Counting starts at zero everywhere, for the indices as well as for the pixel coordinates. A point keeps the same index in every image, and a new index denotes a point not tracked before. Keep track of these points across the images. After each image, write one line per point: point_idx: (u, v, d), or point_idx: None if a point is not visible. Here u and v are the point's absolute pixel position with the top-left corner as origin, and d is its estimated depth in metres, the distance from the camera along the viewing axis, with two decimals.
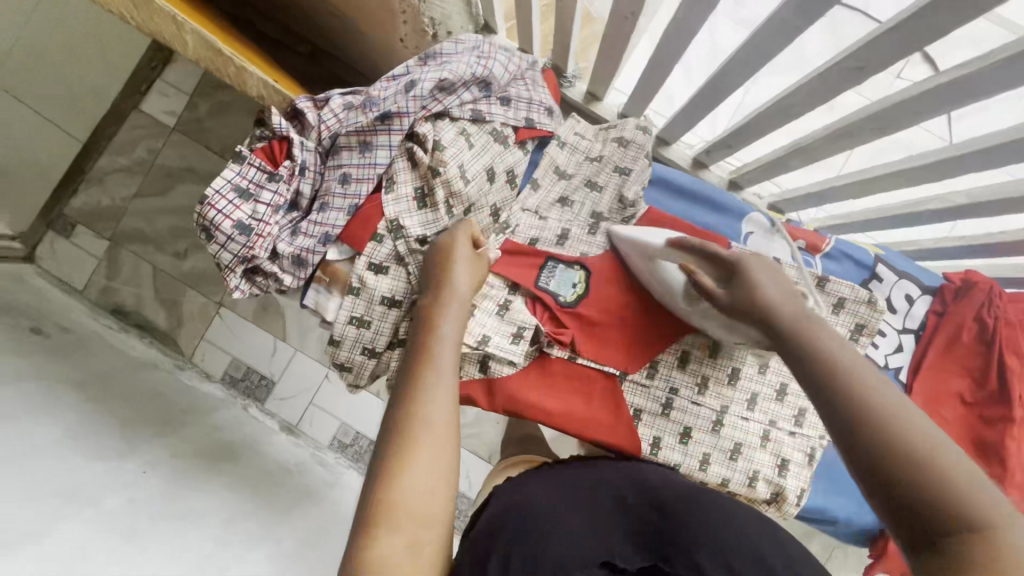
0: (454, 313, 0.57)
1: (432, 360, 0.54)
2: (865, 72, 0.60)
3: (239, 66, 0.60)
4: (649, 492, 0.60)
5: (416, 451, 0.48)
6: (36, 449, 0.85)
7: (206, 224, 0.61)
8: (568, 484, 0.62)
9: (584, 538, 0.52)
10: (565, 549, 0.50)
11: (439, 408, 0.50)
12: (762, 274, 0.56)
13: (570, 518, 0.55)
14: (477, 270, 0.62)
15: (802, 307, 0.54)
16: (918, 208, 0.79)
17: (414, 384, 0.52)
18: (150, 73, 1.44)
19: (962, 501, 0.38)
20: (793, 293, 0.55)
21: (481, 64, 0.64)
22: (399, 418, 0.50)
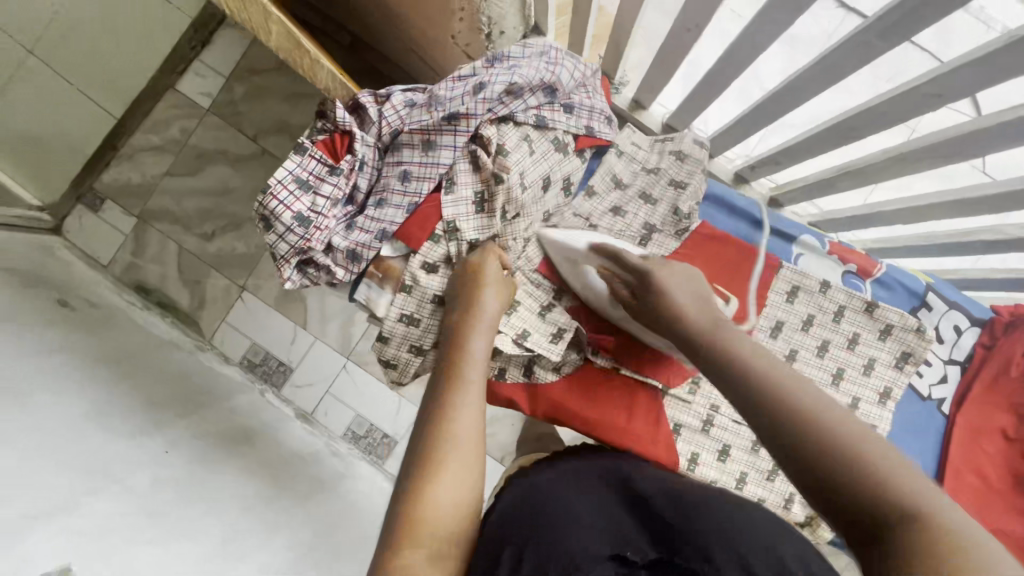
0: (484, 329, 0.57)
1: (463, 373, 0.53)
2: (943, 100, 0.59)
3: (315, 59, 0.61)
4: (667, 493, 0.54)
5: (443, 466, 0.47)
6: (67, 420, 0.85)
7: (266, 213, 0.61)
8: (583, 484, 0.57)
9: (592, 532, 0.46)
10: (573, 545, 0.44)
11: (468, 423, 0.50)
12: (672, 277, 0.56)
13: (583, 514, 0.49)
14: (506, 290, 0.62)
15: (717, 313, 0.52)
16: (970, 236, 0.79)
17: (446, 395, 0.52)
18: (188, 52, 1.42)
19: (892, 489, 0.33)
20: (700, 297, 0.54)
21: (550, 69, 0.63)
22: (430, 431, 0.49)
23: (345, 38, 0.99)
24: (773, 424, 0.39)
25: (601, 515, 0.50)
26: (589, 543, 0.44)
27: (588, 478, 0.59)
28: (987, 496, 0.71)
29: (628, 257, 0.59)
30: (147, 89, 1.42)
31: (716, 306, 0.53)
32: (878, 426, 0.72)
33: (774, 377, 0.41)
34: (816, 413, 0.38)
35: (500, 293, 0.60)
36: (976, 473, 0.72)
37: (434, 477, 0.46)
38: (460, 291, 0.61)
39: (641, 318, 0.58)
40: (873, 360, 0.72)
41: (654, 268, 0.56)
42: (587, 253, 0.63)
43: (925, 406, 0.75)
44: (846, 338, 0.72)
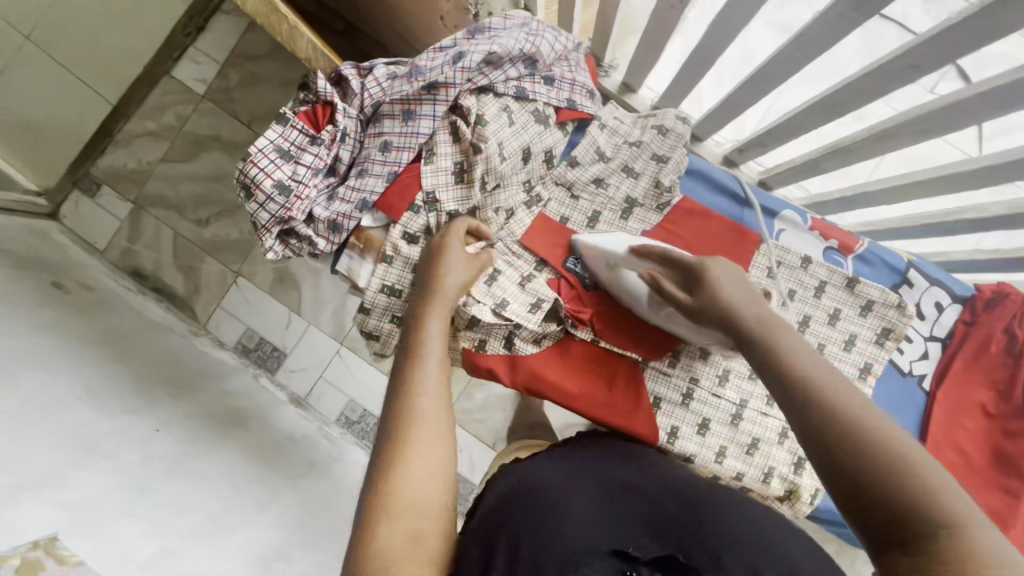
0: (441, 305, 0.58)
1: (422, 350, 0.54)
2: (919, 71, 0.59)
3: (292, 25, 0.61)
4: (661, 488, 0.55)
5: (408, 445, 0.48)
6: (58, 397, 0.86)
7: (247, 181, 0.61)
8: (574, 474, 0.57)
9: (593, 526, 0.46)
10: (570, 538, 0.44)
11: (433, 398, 0.51)
12: (723, 276, 0.55)
13: (575, 504, 0.50)
14: (472, 262, 0.62)
15: (771, 314, 0.52)
16: (954, 216, 0.78)
17: (409, 376, 0.52)
18: (184, 39, 1.43)
19: (930, 500, 0.35)
20: (755, 296, 0.53)
21: (530, 41, 0.63)
22: (394, 413, 0.50)
23: (339, 24, 0.96)
24: (824, 434, 0.40)
25: (595, 506, 0.51)
26: (587, 539, 0.44)
27: (576, 467, 0.59)
28: (967, 472, 0.71)
29: (677, 254, 0.59)
30: (142, 75, 1.43)
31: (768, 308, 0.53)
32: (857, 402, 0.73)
33: (826, 384, 0.43)
34: (872, 432, 0.39)
35: (462, 265, 0.61)
36: (957, 450, 0.72)
37: (402, 456, 0.47)
38: (424, 268, 0.61)
39: (689, 315, 0.57)
40: (854, 336, 0.73)
41: (708, 265, 0.56)
42: (626, 257, 0.64)
43: (906, 381, 0.75)
44: (827, 314, 0.73)
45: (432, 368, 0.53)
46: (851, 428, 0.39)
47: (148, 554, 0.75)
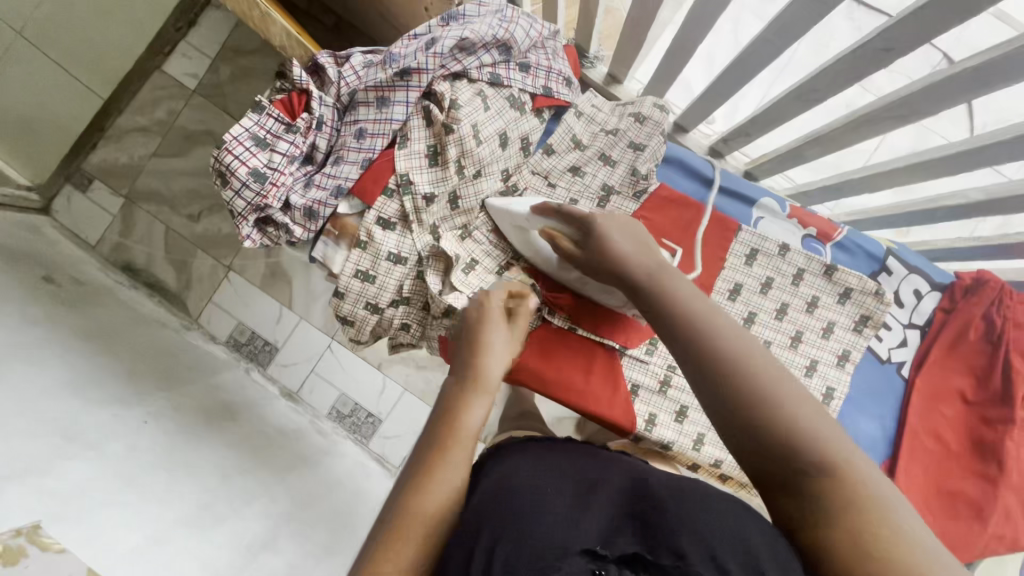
0: (483, 394, 0.55)
1: (457, 435, 0.52)
2: (892, 54, 0.59)
3: (264, 12, 0.62)
4: (634, 478, 0.51)
5: (407, 537, 0.45)
6: (44, 388, 0.86)
7: (222, 169, 0.61)
8: (546, 463, 0.54)
9: (567, 523, 0.42)
10: (539, 540, 0.40)
11: (449, 490, 0.48)
12: (612, 226, 0.55)
13: (550, 496, 0.46)
14: (509, 339, 0.61)
15: (661, 262, 0.53)
16: (936, 203, 0.78)
17: (432, 456, 0.50)
18: (174, 34, 1.42)
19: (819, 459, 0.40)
20: (646, 247, 0.53)
21: (504, 27, 0.63)
22: (410, 497, 0.47)
23: (330, 20, 0.98)
24: (737, 412, 0.42)
25: (568, 496, 0.47)
26: (558, 535, 0.41)
27: (548, 458, 0.55)
28: (946, 459, 0.71)
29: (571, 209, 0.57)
30: (132, 69, 1.43)
31: (660, 255, 0.54)
32: (836, 389, 0.73)
33: (732, 349, 0.44)
34: (764, 382, 0.43)
35: (502, 344, 0.60)
36: (937, 439, 0.72)
37: (399, 544, 0.44)
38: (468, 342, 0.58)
39: (587, 268, 0.57)
40: (833, 323, 0.73)
41: (597, 218, 0.55)
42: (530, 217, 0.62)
43: (885, 369, 0.75)
44: (805, 302, 0.73)
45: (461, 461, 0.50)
46: (745, 384, 0.43)
47: (134, 543, 0.75)
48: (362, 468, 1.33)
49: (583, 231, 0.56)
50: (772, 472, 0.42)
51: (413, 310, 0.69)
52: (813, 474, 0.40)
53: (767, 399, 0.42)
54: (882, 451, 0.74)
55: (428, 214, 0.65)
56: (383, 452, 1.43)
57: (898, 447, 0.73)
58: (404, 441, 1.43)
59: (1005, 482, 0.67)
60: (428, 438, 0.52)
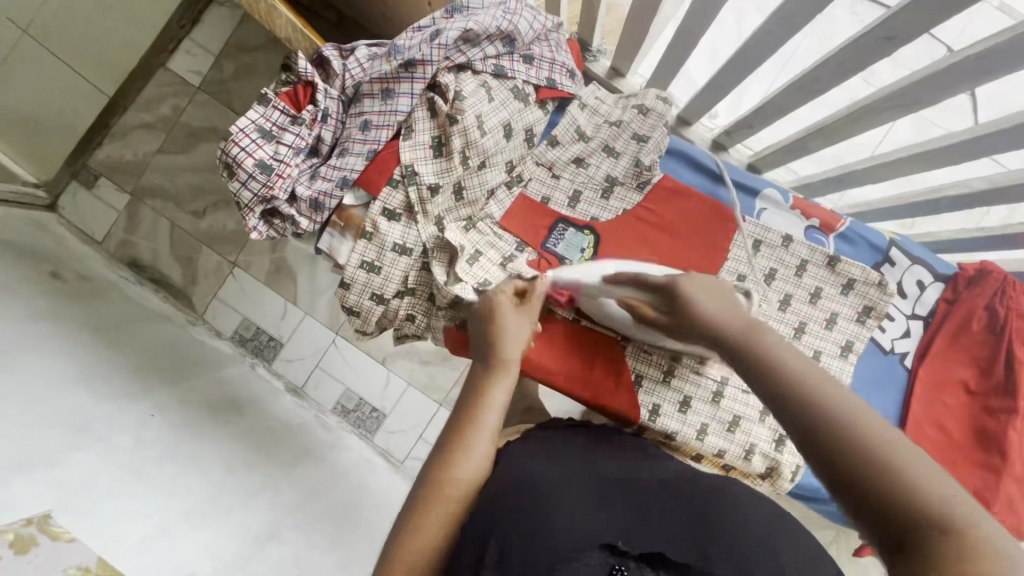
0: (506, 378, 0.58)
1: (479, 416, 0.55)
2: (895, 43, 0.59)
3: (269, 5, 0.63)
4: (653, 483, 0.54)
5: (442, 508, 0.49)
6: (53, 381, 0.87)
7: (228, 160, 0.61)
8: (563, 462, 0.55)
9: (583, 518, 0.46)
10: (555, 531, 0.43)
11: (473, 468, 0.52)
12: (698, 288, 0.56)
13: (565, 494, 0.48)
14: (527, 321, 0.63)
15: (754, 319, 0.51)
16: (939, 194, 0.78)
17: (458, 438, 0.54)
18: (179, 31, 1.44)
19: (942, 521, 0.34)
20: (730, 304, 0.53)
21: (507, 18, 0.63)
22: (441, 470, 0.52)
23: (333, 16, 0.96)
24: (833, 456, 0.39)
25: (583, 497, 0.49)
26: (573, 531, 0.44)
27: (566, 455, 0.57)
28: (950, 449, 0.71)
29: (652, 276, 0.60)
30: (138, 67, 1.44)
31: (750, 313, 0.52)
32: (839, 380, 0.73)
33: (825, 397, 0.42)
34: (869, 440, 0.38)
35: (519, 327, 0.62)
36: (939, 429, 0.72)
37: (428, 518, 0.49)
38: (486, 328, 0.61)
39: (670, 329, 0.58)
40: (835, 315, 0.73)
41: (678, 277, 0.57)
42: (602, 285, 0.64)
43: (888, 359, 0.75)
44: (808, 293, 0.73)
45: (485, 436, 0.54)
46: (838, 432, 0.39)
47: (141, 535, 0.76)
48: (367, 462, 1.34)
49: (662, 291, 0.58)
50: (881, 536, 0.36)
51: (418, 301, 0.69)
52: (944, 549, 0.33)
53: (868, 445, 0.38)
54: None
55: (433, 205, 0.66)
56: (387, 447, 1.44)
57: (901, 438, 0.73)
58: (408, 435, 1.44)
59: (1008, 473, 0.67)
60: (453, 419, 0.56)
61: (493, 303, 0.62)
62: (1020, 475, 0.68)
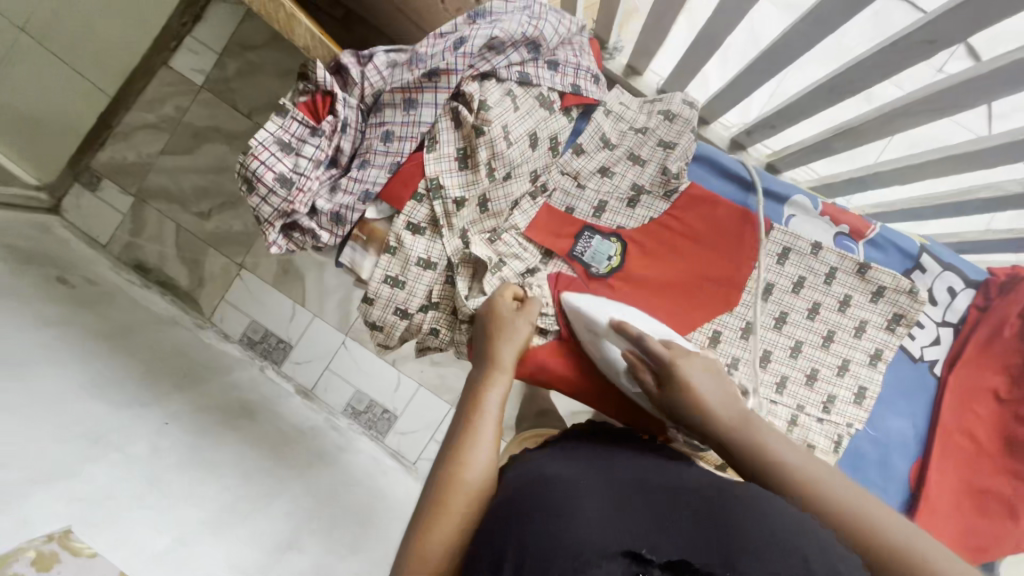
0: (501, 380, 0.59)
1: (481, 413, 0.56)
2: (934, 47, 0.58)
3: (290, 12, 0.60)
4: (680, 485, 0.50)
5: (449, 513, 0.49)
6: (67, 393, 0.86)
7: (247, 175, 0.60)
8: (584, 471, 0.54)
9: (607, 523, 0.42)
10: (579, 536, 0.40)
11: (480, 468, 0.53)
12: (694, 371, 0.59)
13: (587, 502, 0.46)
14: (527, 326, 0.63)
15: (745, 411, 0.56)
16: (968, 196, 0.77)
17: (460, 443, 0.54)
18: (180, 28, 1.39)
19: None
20: (721, 389, 0.58)
21: (532, 24, 0.61)
22: (443, 476, 0.52)
23: (339, 11, 0.90)
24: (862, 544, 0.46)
25: (609, 507, 0.45)
26: (597, 537, 0.40)
27: (591, 467, 0.55)
28: (977, 458, 0.71)
29: (652, 344, 0.60)
30: (140, 66, 1.40)
31: (741, 401, 0.57)
32: (868, 388, 0.72)
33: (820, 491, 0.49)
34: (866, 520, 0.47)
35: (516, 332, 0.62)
36: (966, 435, 0.72)
37: (439, 521, 0.49)
38: (480, 337, 0.62)
39: (663, 410, 0.61)
40: (865, 323, 0.72)
41: (677, 360, 0.59)
42: (609, 330, 0.63)
43: (917, 367, 0.74)
44: (837, 301, 0.72)
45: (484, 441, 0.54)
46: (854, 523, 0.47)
47: (160, 546, 0.75)
48: (378, 464, 1.33)
49: (661, 367, 0.60)
50: None
51: (441, 315, 0.68)
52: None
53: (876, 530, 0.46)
54: (914, 450, 0.73)
55: (458, 218, 0.64)
56: (399, 448, 1.43)
57: (929, 445, 0.73)
58: (421, 436, 1.43)
59: None
60: (456, 426, 0.56)
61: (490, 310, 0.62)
62: None
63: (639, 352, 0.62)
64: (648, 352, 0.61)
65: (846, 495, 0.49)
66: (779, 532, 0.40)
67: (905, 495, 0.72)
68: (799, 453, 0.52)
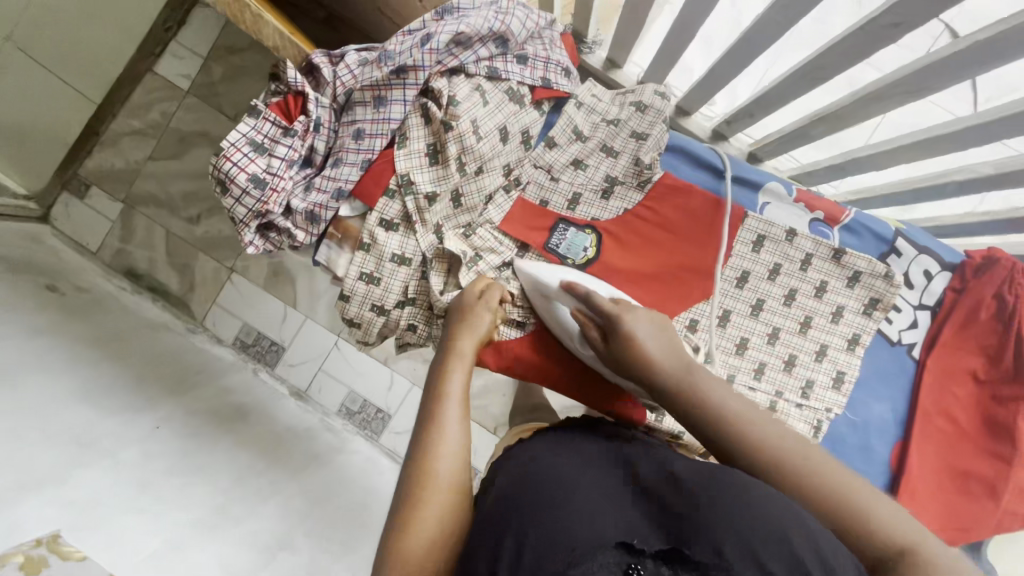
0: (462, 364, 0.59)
1: (445, 403, 0.56)
2: (901, 29, 0.58)
3: (257, 14, 0.60)
4: (666, 467, 0.50)
5: (425, 501, 0.49)
6: (56, 398, 0.86)
7: (221, 176, 0.60)
8: (574, 459, 0.55)
9: (601, 515, 0.43)
10: (575, 530, 0.41)
11: (449, 461, 0.52)
12: (638, 324, 0.59)
13: (582, 493, 0.46)
14: (487, 309, 0.63)
15: (689, 359, 0.56)
16: (944, 178, 0.77)
17: (427, 432, 0.54)
18: (165, 34, 1.40)
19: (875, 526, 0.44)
20: (669, 342, 0.58)
21: (500, 18, 0.62)
22: (414, 467, 0.51)
23: (321, 13, 0.91)
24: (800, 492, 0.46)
25: (602, 498, 0.46)
26: (593, 529, 0.41)
27: (586, 457, 0.55)
28: (957, 439, 0.71)
29: (597, 300, 0.61)
30: (125, 73, 1.40)
31: (687, 351, 0.57)
32: (846, 372, 0.73)
33: (753, 435, 0.50)
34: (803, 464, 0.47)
35: (477, 316, 0.63)
36: (947, 417, 0.72)
37: (417, 511, 0.49)
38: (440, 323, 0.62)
39: (611, 365, 0.61)
40: (842, 308, 0.72)
41: (622, 314, 0.59)
42: (559, 291, 0.64)
43: (895, 350, 0.74)
44: (814, 286, 0.72)
45: (451, 425, 0.54)
46: (789, 468, 0.47)
47: (150, 548, 0.76)
48: (372, 463, 1.34)
49: (607, 322, 0.60)
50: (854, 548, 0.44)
51: (418, 311, 0.68)
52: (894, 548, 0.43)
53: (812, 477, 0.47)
54: (894, 434, 0.73)
55: (431, 213, 0.65)
56: (393, 447, 1.43)
57: (909, 429, 0.73)
58: None
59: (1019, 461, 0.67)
60: (422, 419, 0.55)
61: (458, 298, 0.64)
62: None
63: (586, 308, 0.62)
64: (594, 309, 0.61)
65: (783, 438, 0.49)
66: (769, 521, 0.39)
67: (886, 477, 0.73)
68: (741, 397, 0.53)
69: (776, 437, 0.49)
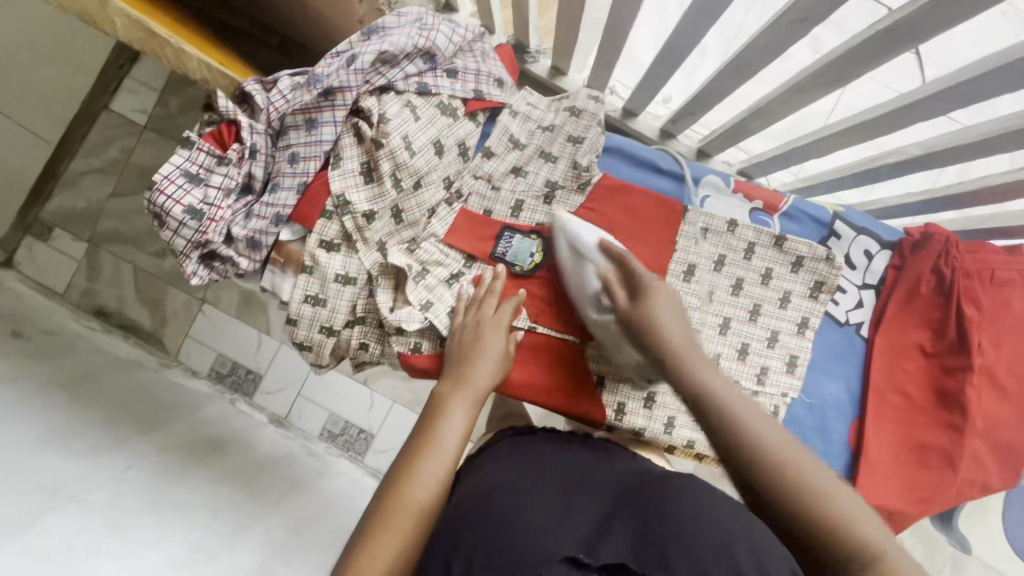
0: (467, 398, 0.59)
1: (438, 444, 0.54)
2: (807, 23, 0.60)
3: (177, 48, 0.59)
4: (631, 483, 0.53)
5: (393, 526, 0.48)
6: (23, 446, 0.82)
7: (157, 210, 0.60)
8: (530, 467, 0.55)
9: (550, 533, 0.44)
10: (522, 551, 0.42)
11: (426, 490, 0.51)
12: (663, 306, 0.57)
13: (533, 510, 0.47)
14: (502, 344, 0.64)
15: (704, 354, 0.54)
16: (877, 162, 0.79)
17: (414, 456, 0.53)
18: (117, 71, 1.39)
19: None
20: (688, 332, 0.55)
21: (423, 35, 0.63)
22: (392, 489, 0.51)
23: (274, 39, 0.84)
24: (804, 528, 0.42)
25: (554, 510, 0.48)
26: (540, 547, 0.42)
27: (531, 463, 0.56)
28: (913, 413, 0.72)
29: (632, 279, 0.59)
30: (81, 113, 1.39)
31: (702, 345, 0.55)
32: (798, 356, 0.74)
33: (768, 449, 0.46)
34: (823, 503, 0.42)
35: (493, 348, 0.63)
36: (899, 393, 0.73)
37: (386, 532, 0.47)
38: (458, 349, 0.63)
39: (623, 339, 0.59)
40: (788, 293, 0.74)
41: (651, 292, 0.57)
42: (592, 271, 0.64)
43: (844, 331, 0.76)
44: (759, 274, 0.73)
45: (444, 453, 0.54)
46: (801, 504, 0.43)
47: None
48: (357, 485, 1.32)
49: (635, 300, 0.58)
50: None
51: (369, 329, 0.69)
52: None
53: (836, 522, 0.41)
54: (849, 412, 0.75)
55: (372, 231, 0.65)
56: (378, 467, 1.42)
57: (863, 406, 0.75)
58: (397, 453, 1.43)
59: (972, 429, 0.69)
60: (413, 440, 0.55)
61: (474, 332, 0.64)
62: (980, 429, 0.70)
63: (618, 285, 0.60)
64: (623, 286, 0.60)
65: (806, 467, 0.45)
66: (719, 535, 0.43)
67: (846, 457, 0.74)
68: (765, 414, 0.49)
69: (808, 468, 0.45)
